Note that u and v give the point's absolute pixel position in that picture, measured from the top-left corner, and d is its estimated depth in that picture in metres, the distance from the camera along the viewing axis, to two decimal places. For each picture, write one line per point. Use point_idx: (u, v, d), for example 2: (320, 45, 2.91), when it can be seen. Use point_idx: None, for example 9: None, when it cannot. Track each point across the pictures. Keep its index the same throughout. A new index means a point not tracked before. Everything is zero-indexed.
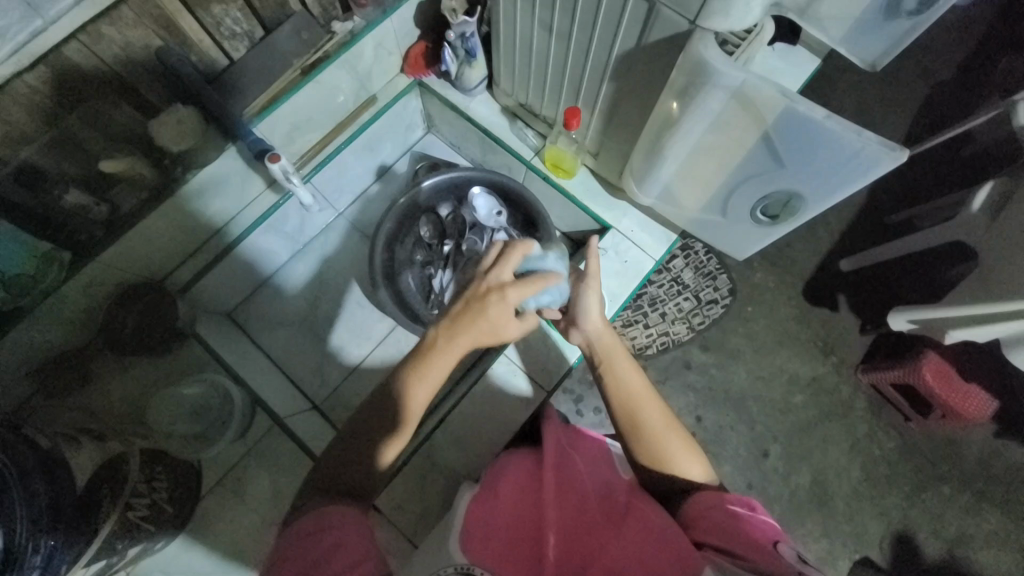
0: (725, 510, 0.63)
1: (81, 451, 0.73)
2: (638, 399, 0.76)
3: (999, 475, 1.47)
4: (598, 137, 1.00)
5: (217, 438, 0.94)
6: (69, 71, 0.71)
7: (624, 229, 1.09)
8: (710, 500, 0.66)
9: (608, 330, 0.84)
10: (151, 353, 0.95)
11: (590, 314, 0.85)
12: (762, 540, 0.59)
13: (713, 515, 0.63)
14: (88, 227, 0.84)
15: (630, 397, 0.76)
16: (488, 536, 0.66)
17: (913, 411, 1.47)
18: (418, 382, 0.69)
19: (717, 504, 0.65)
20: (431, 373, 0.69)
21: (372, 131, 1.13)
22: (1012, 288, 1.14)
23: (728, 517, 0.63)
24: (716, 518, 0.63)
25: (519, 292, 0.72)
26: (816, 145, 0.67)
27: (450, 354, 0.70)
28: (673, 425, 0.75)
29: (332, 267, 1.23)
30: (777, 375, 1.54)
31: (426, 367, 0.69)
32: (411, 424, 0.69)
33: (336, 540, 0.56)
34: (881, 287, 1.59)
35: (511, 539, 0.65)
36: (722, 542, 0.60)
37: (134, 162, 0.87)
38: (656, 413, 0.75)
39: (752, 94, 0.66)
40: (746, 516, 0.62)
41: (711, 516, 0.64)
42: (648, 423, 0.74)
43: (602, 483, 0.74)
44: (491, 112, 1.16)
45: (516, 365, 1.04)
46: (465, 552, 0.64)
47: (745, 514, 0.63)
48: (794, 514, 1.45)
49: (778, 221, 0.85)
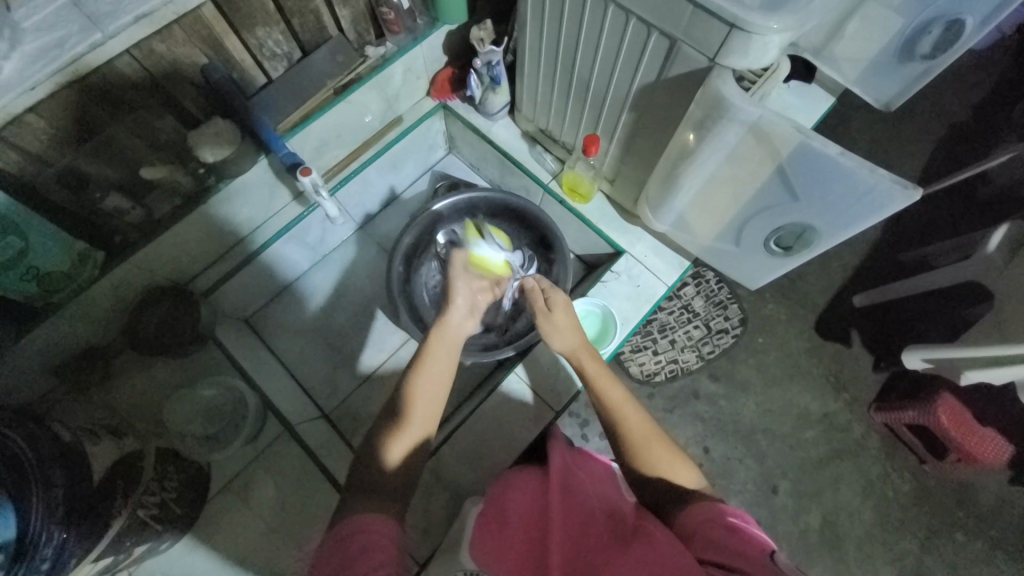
0: (722, 523, 0.60)
1: (100, 446, 0.74)
2: (617, 406, 0.78)
3: (1017, 524, 1.42)
4: (615, 164, 1.03)
5: (230, 440, 0.95)
6: (117, 80, 0.75)
7: (638, 254, 1.10)
8: (705, 512, 0.62)
9: (582, 346, 0.87)
10: (171, 353, 0.98)
11: (560, 336, 0.88)
12: (757, 551, 0.55)
13: (712, 531, 0.59)
14: (124, 229, 0.89)
15: (609, 404, 0.79)
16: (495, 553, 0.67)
17: (929, 454, 1.43)
18: (419, 374, 0.76)
19: (712, 516, 0.61)
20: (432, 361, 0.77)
21: (395, 149, 1.19)
22: None
23: (725, 531, 0.59)
24: (713, 532, 0.59)
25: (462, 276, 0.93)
26: (830, 179, 0.69)
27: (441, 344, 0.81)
28: (657, 433, 0.76)
29: (349, 278, 1.26)
30: (787, 408, 1.52)
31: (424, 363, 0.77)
32: (422, 406, 0.73)
33: (364, 544, 0.56)
34: (894, 324, 1.58)
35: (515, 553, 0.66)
36: (720, 557, 0.56)
37: (173, 171, 0.91)
38: (638, 417, 0.77)
39: (769, 130, 0.69)
40: (743, 528, 0.58)
41: (707, 529, 0.60)
42: (628, 426, 0.76)
43: (601, 493, 0.75)
44: (512, 137, 1.19)
45: (525, 386, 1.04)
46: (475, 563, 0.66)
47: (741, 525, 0.59)
48: (803, 554, 1.41)
49: (791, 252, 0.86)
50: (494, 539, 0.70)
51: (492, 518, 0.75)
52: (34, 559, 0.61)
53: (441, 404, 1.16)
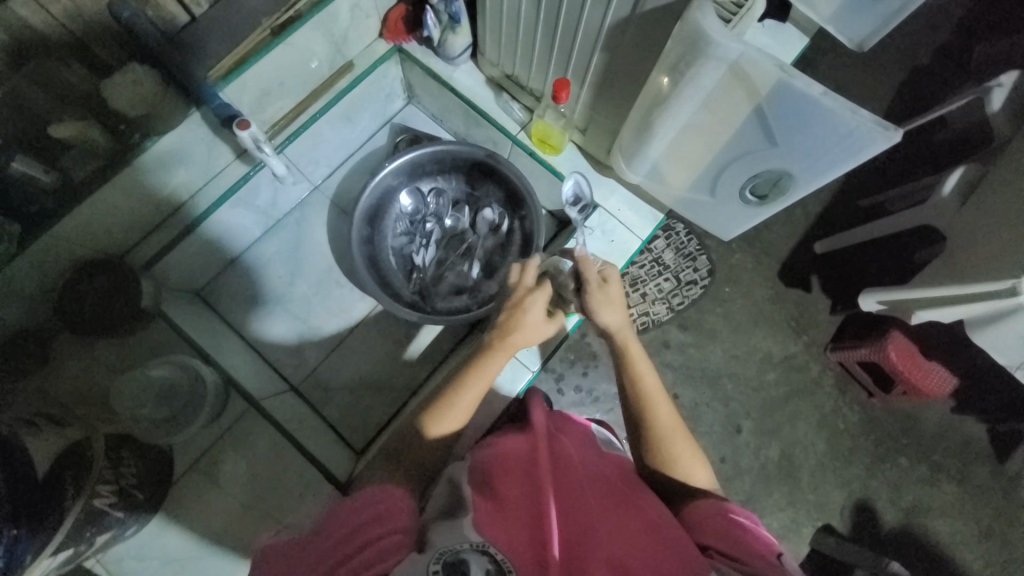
0: (731, 519, 0.63)
1: (39, 438, 0.68)
2: (651, 400, 0.75)
3: (953, 447, 1.56)
4: (587, 111, 0.98)
5: (190, 421, 0.88)
6: (19, 27, 0.69)
7: (611, 208, 1.06)
8: (715, 507, 0.65)
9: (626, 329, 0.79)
10: (114, 332, 0.88)
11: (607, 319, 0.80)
12: (767, 551, 0.58)
13: (726, 530, 0.62)
14: (39, 196, 0.79)
15: (642, 397, 0.75)
16: (495, 513, 0.62)
17: (876, 388, 1.54)
18: (461, 395, 0.75)
19: (722, 512, 0.64)
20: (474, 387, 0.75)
21: (350, 99, 1.08)
22: (973, 271, 1.19)
23: (734, 527, 0.62)
24: (725, 527, 0.62)
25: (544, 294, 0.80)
26: (813, 124, 0.66)
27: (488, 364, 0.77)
28: (683, 430, 0.74)
29: (308, 245, 1.17)
30: (752, 353, 1.58)
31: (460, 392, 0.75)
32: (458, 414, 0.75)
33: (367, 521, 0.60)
34: (853, 270, 1.63)
35: (518, 515, 0.61)
36: (730, 549, 0.59)
37: (86, 127, 0.80)
38: (668, 413, 0.75)
39: (750, 68, 0.64)
40: (752, 528, 0.61)
41: (716, 522, 0.63)
42: (655, 422, 0.74)
43: (591, 466, 0.74)
44: (474, 84, 1.11)
45: (523, 368, 1.07)
46: (478, 530, 0.59)
47: (749, 525, 0.62)
48: (762, 485, 1.51)
49: (766, 201, 0.84)
50: (489, 499, 0.65)
51: (482, 482, 0.69)
52: None
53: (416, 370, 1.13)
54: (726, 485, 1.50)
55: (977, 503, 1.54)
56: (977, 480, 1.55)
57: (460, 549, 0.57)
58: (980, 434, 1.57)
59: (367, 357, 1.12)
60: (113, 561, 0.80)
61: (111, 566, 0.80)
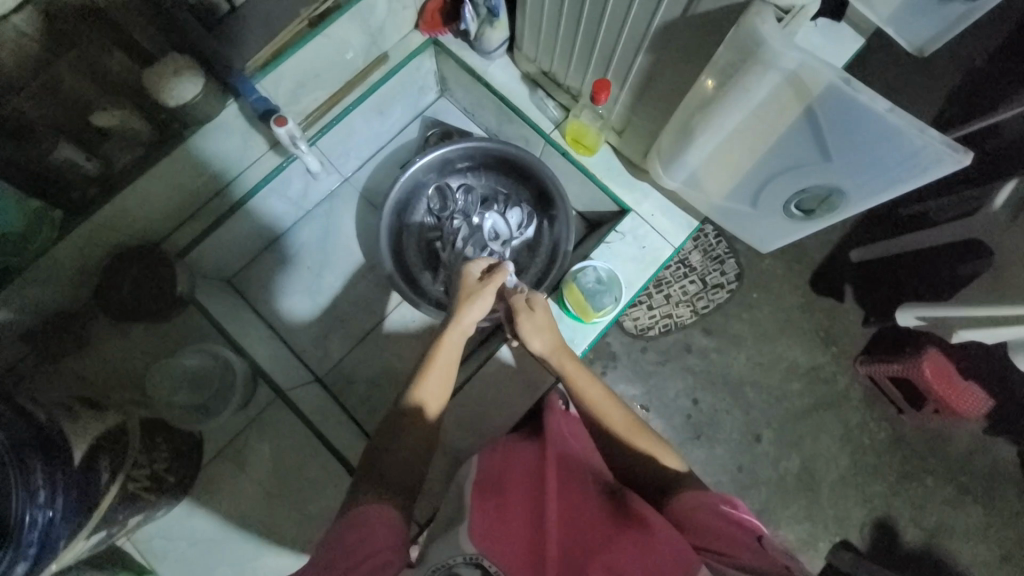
0: (713, 509, 0.63)
1: (78, 423, 0.70)
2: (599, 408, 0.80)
3: (984, 469, 1.50)
4: (625, 113, 0.94)
5: (221, 409, 0.89)
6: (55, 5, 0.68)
7: (644, 213, 1.03)
8: (697, 498, 0.65)
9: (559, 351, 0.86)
10: (151, 317, 0.91)
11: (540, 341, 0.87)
12: (747, 535, 0.60)
13: (707, 521, 0.62)
14: (82, 183, 0.81)
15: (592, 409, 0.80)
16: (494, 521, 0.62)
17: (906, 403, 1.48)
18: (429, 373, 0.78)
19: (704, 502, 0.64)
20: (439, 363, 0.79)
21: (383, 91, 1.07)
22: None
23: (717, 516, 0.62)
24: (707, 517, 0.62)
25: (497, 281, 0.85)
26: (872, 141, 0.62)
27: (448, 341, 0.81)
28: (639, 427, 0.78)
29: (336, 237, 1.17)
30: (777, 361, 1.54)
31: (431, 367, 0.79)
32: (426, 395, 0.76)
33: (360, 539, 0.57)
34: (891, 282, 1.55)
35: (515, 524, 0.61)
36: (714, 541, 0.59)
37: (127, 117, 0.81)
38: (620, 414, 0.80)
39: (808, 80, 0.60)
40: (733, 513, 0.62)
41: (699, 513, 0.63)
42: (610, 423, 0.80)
43: (590, 464, 0.74)
44: (509, 79, 1.08)
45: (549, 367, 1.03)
46: (473, 539, 0.60)
47: (730, 511, 0.63)
48: (779, 495, 1.48)
49: (812, 216, 0.80)
50: (493, 506, 0.65)
51: (487, 489, 0.69)
52: (20, 546, 0.56)
53: None
54: (741, 493, 1.47)
55: (1006, 528, 1.48)
56: (1007, 505, 1.49)
57: (454, 563, 0.59)
58: (1013, 457, 1.50)
59: (388, 350, 1.13)
60: (142, 539, 0.85)
61: (139, 542, 0.85)
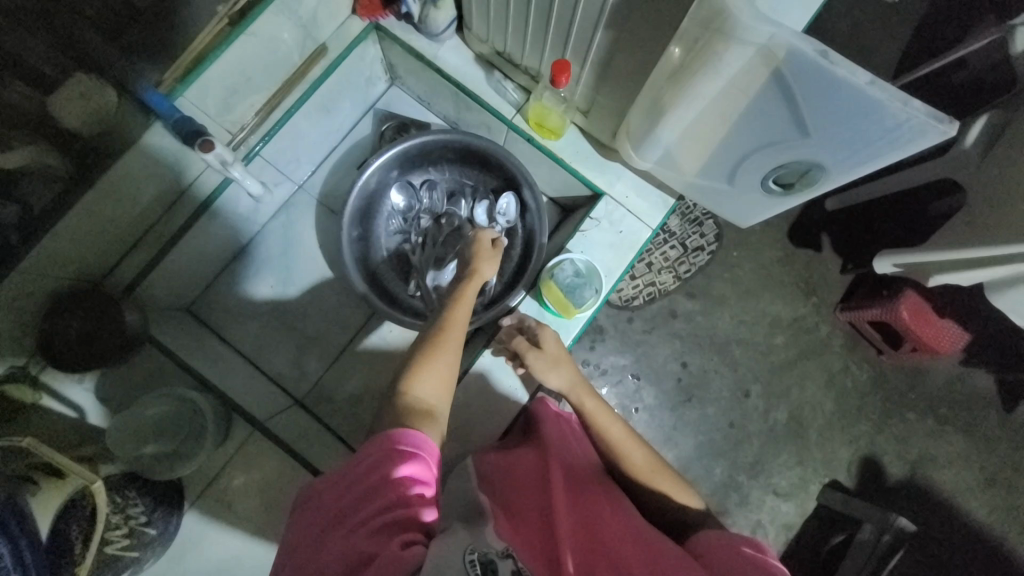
0: (737, 549, 0.64)
1: (40, 494, 0.65)
2: (620, 446, 0.80)
3: (961, 400, 1.55)
4: (589, 93, 0.89)
5: (196, 451, 0.85)
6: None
7: (618, 195, 0.98)
8: (722, 539, 0.66)
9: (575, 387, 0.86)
10: (105, 363, 0.85)
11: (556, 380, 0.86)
12: None
13: (724, 553, 0.64)
14: (1, 233, 0.73)
15: (612, 445, 0.80)
16: (514, 529, 0.62)
17: (885, 344, 1.51)
18: (434, 359, 0.71)
19: (730, 543, 0.65)
20: (446, 352, 0.73)
21: (326, 89, 0.98)
22: (995, 229, 1.12)
23: (741, 558, 0.63)
24: (731, 556, 0.63)
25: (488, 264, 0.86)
26: (852, 118, 0.58)
27: (454, 327, 0.76)
28: (660, 467, 0.79)
29: (300, 251, 1.10)
30: (760, 317, 1.54)
31: (441, 353, 0.72)
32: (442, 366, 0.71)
33: (373, 485, 0.58)
34: (865, 226, 1.54)
35: (531, 543, 0.61)
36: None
37: (39, 152, 0.75)
38: (641, 453, 0.80)
39: (784, 58, 0.56)
40: (758, 559, 0.63)
41: (722, 550, 0.64)
42: (630, 459, 0.79)
43: (593, 471, 0.78)
44: (462, 62, 1.00)
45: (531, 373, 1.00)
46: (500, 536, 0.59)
47: (755, 555, 0.63)
48: (770, 446, 1.52)
49: (791, 191, 0.77)
50: (505, 517, 0.64)
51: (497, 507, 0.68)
52: None
53: None
54: (733, 448, 1.51)
55: (983, 453, 1.54)
56: (984, 431, 1.55)
57: (489, 551, 0.54)
58: (988, 385, 1.55)
59: (369, 361, 1.09)
60: None
61: None
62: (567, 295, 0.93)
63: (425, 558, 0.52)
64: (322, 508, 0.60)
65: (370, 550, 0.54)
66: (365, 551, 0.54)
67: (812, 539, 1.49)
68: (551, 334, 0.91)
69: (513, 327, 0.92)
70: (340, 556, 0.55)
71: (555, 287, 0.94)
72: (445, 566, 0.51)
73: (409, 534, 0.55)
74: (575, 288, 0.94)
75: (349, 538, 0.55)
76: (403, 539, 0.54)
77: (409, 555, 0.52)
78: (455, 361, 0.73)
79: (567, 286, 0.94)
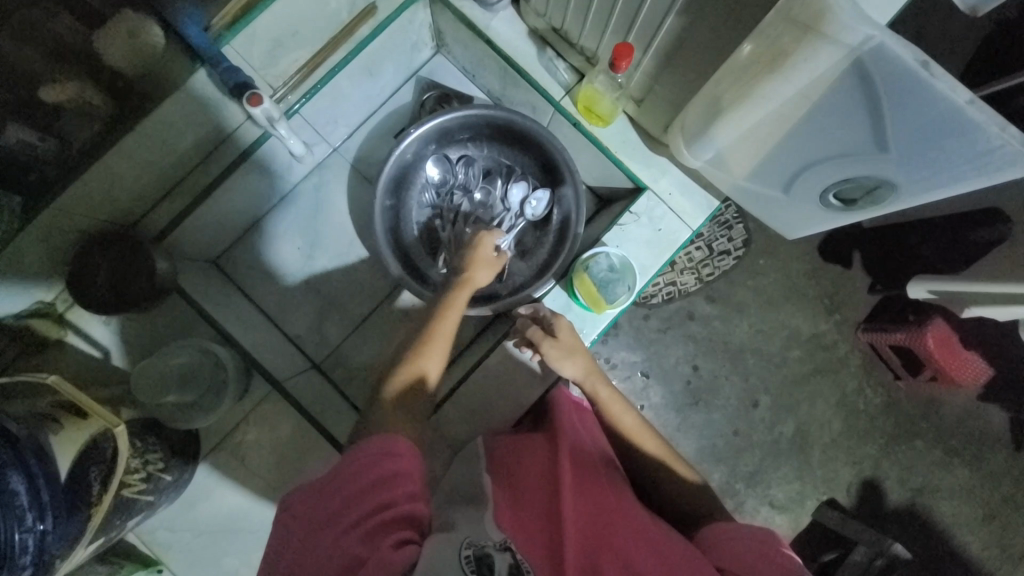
0: (751, 544, 0.62)
1: (62, 434, 0.63)
2: (637, 437, 0.82)
3: (974, 434, 1.52)
4: (647, 81, 0.85)
5: (216, 404, 0.85)
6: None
7: (661, 191, 0.95)
8: (736, 533, 0.65)
9: (591, 376, 0.86)
10: (134, 307, 0.85)
11: (571, 368, 0.86)
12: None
13: (737, 549, 0.62)
14: (39, 164, 0.74)
15: (630, 435, 0.82)
16: (521, 518, 0.62)
17: (904, 370, 1.47)
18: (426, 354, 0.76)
19: (743, 537, 0.63)
20: (439, 345, 0.77)
21: (371, 51, 0.94)
22: None
23: (754, 552, 0.61)
24: (742, 551, 0.62)
25: (483, 271, 0.86)
26: (939, 137, 0.55)
27: (443, 329, 0.79)
28: (672, 458, 0.80)
29: (329, 214, 1.09)
30: (779, 329, 1.51)
31: (429, 346, 0.77)
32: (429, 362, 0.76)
33: (375, 481, 0.59)
34: (900, 249, 1.47)
35: (538, 530, 0.61)
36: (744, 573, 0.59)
37: (81, 89, 0.74)
38: (655, 443, 0.81)
39: (877, 64, 0.52)
40: (770, 551, 0.61)
41: (734, 545, 0.63)
42: (647, 448, 0.81)
43: (603, 458, 0.76)
44: (515, 36, 0.96)
45: None
46: (501, 528, 0.60)
47: (769, 549, 0.61)
48: (772, 459, 1.50)
49: (851, 208, 0.74)
50: (510, 506, 0.64)
51: (506, 492, 0.68)
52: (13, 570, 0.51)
53: None
54: (734, 456, 1.50)
55: (989, 490, 1.52)
56: (992, 468, 1.52)
57: (486, 545, 0.56)
58: (1004, 423, 1.52)
59: (387, 333, 1.08)
60: (146, 530, 0.85)
61: (143, 533, 0.85)
62: (601, 294, 0.91)
63: (419, 558, 0.53)
64: (309, 511, 0.59)
65: (362, 554, 0.54)
66: (357, 554, 0.54)
67: (804, 554, 1.49)
68: (571, 326, 0.87)
69: (536, 313, 0.90)
70: (334, 556, 0.55)
71: (587, 280, 0.91)
72: (441, 565, 0.52)
73: (402, 534, 0.56)
74: (611, 284, 0.92)
75: (341, 541, 0.55)
76: (397, 539, 0.55)
77: (400, 556, 0.53)
78: (446, 355, 0.78)
79: (603, 284, 0.92)
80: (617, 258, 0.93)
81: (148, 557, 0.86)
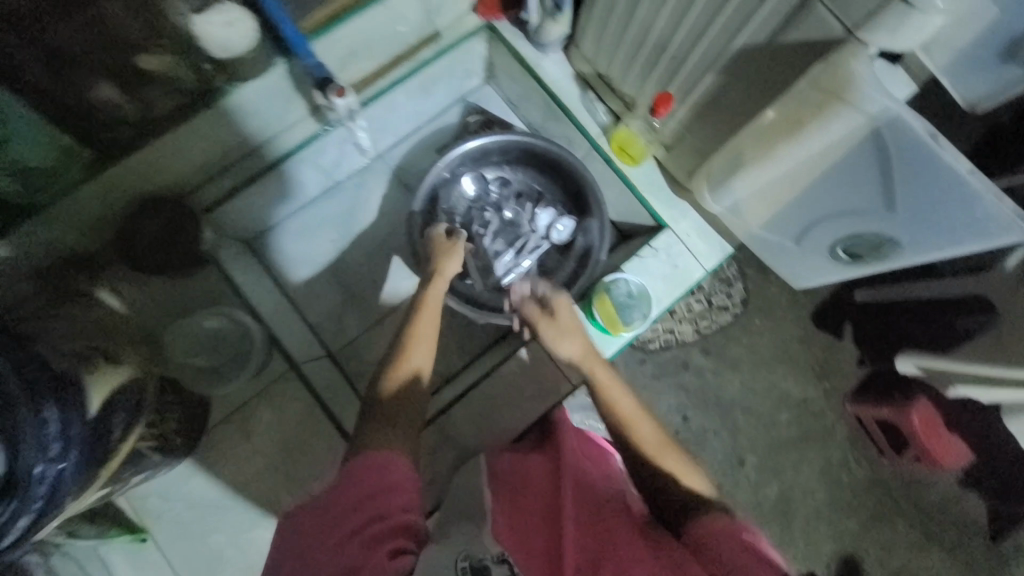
0: (736, 539, 0.57)
1: (99, 371, 0.66)
2: (631, 420, 0.75)
3: (954, 520, 1.53)
4: (679, 130, 0.93)
5: (234, 375, 0.90)
6: None
7: (680, 232, 1.01)
8: (725, 526, 0.59)
9: (588, 357, 0.84)
10: (172, 273, 0.90)
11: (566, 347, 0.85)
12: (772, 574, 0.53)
13: (723, 544, 0.57)
14: (116, 125, 0.79)
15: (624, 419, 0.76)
16: (518, 530, 0.62)
17: (888, 447, 1.50)
18: (409, 355, 0.77)
19: (730, 530, 0.58)
20: (422, 341, 0.80)
21: (428, 72, 1.04)
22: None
23: (740, 549, 0.56)
24: (728, 547, 0.57)
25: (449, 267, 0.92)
26: (941, 200, 0.63)
27: (427, 322, 0.82)
28: (671, 447, 0.73)
29: (362, 215, 1.14)
30: (770, 389, 1.55)
31: (415, 339, 0.79)
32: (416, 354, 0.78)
33: (372, 491, 0.59)
34: (893, 324, 1.51)
35: (535, 544, 0.61)
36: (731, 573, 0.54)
37: (175, 65, 0.78)
38: (652, 430, 0.75)
39: (891, 130, 0.61)
40: (757, 547, 0.56)
41: (721, 542, 0.57)
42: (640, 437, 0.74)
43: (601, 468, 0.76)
44: (562, 77, 1.05)
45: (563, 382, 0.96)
46: (499, 543, 0.59)
47: (757, 545, 0.56)
48: (754, 520, 1.50)
49: (857, 262, 0.80)
50: (509, 518, 0.65)
51: (506, 504, 0.68)
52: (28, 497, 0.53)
53: (450, 358, 1.12)
54: None
55: None
56: (972, 557, 1.52)
57: (484, 558, 0.55)
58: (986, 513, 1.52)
59: None
60: (138, 496, 0.86)
61: (134, 499, 0.86)
62: (625, 317, 0.96)
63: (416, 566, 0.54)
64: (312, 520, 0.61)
65: (357, 562, 0.54)
66: (353, 563, 0.54)
67: None
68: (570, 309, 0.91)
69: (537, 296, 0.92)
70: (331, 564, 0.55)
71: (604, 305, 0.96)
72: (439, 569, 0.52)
73: (397, 544, 0.56)
74: (628, 306, 0.97)
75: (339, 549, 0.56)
76: (392, 549, 0.55)
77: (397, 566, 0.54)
78: (433, 350, 0.80)
79: (624, 309, 0.97)
80: (642, 287, 0.98)
81: (134, 526, 0.85)
